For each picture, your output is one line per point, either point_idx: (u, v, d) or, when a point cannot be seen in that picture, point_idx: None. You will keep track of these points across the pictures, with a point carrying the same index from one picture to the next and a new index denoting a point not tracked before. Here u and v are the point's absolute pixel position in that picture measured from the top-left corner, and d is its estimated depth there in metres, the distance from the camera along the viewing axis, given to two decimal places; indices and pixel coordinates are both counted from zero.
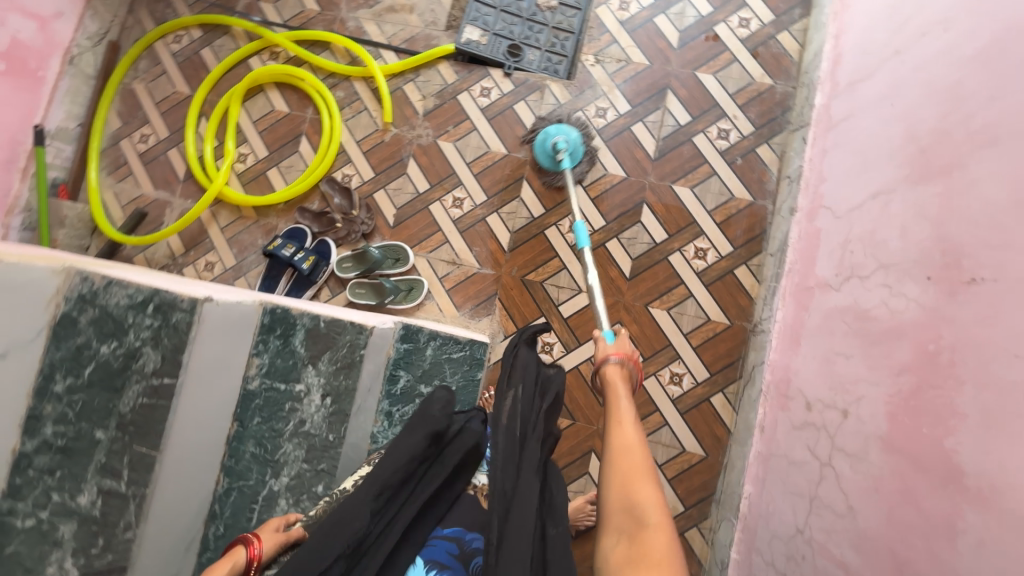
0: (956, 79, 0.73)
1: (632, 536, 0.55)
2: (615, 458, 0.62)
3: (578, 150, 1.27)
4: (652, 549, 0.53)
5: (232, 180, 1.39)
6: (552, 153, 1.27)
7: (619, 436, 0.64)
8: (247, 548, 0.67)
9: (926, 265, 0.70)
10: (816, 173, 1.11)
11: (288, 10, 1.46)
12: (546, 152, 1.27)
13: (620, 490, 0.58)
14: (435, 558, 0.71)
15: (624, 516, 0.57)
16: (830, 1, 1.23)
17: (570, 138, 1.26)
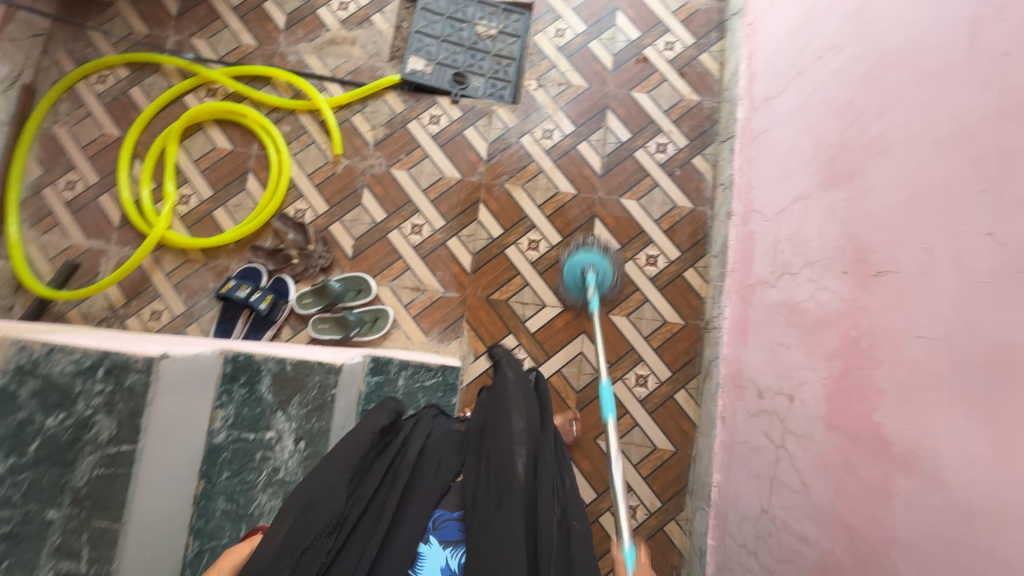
0: (847, 96, 0.84)
1: None
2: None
3: (608, 282, 1.27)
4: None
5: (175, 223, 1.33)
6: (581, 281, 1.26)
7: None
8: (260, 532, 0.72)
9: (842, 261, 0.80)
10: (745, 181, 1.22)
11: (223, 45, 1.43)
12: (575, 279, 1.27)
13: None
14: (448, 537, 0.69)
15: None
16: (740, 25, 1.37)
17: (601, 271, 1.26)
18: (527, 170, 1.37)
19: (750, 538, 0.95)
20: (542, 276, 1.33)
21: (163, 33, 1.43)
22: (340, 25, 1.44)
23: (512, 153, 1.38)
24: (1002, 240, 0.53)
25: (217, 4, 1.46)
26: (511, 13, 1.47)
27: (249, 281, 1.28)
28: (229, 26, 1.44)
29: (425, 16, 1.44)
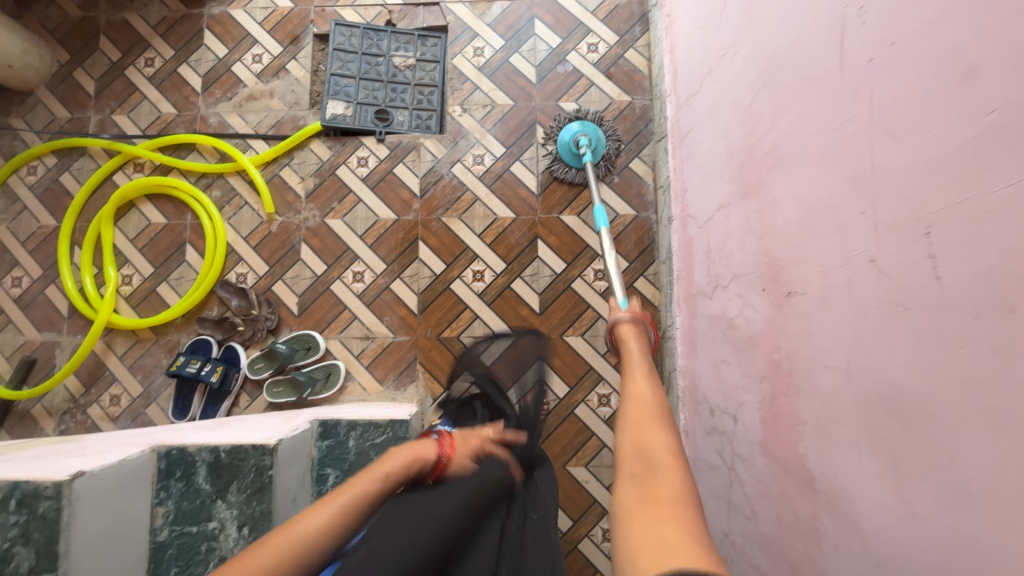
0: (749, 98, 0.79)
1: (640, 479, 0.46)
2: (629, 413, 0.57)
3: (600, 149, 1.29)
4: (661, 490, 0.43)
5: (122, 305, 1.34)
6: (576, 149, 1.28)
7: (636, 387, 0.62)
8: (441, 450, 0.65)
9: (760, 278, 0.75)
10: (679, 183, 1.17)
11: (144, 118, 1.42)
12: (570, 148, 1.28)
13: (632, 440, 0.51)
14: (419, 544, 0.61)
15: (635, 460, 0.48)
16: (660, 17, 1.30)
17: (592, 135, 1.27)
18: (462, 200, 1.34)
19: None
20: (491, 306, 1.30)
21: (84, 114, 1.42)
22: (256, 78, 1.42)
23: (445, 185, 1.35)
24: (882, 269, 0.49)
25: (133, 76, 1.44)
26: (426, 38, 1.42)
27: (199, 353, 1.28)
28: (147, 97, 1.43)
29: (338, 56, 1.40)
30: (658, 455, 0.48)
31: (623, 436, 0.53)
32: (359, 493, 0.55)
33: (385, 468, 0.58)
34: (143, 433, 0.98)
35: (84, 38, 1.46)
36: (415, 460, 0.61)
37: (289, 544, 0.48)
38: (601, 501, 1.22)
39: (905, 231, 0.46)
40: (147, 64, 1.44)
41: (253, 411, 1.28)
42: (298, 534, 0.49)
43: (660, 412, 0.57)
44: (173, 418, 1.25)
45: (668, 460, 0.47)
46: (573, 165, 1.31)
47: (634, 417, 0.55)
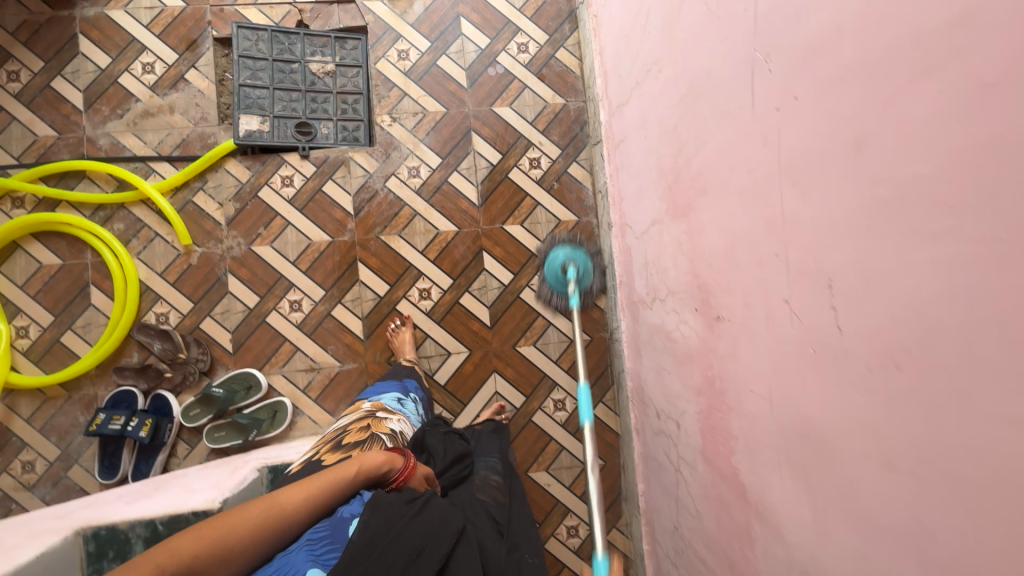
0: (673, 120, 0.80)
1: None
2: None
3: (587, 281, 1.25)
4: None
5: (21, 362, 1.19)
6: (564, 277, 1.24)
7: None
8: (405, 461, 0.78)
9: (692, 298, 0.79)
10: (616, 190, 1.18)
11: (17, 143, 1.22)
12: (558, 275, 1.25)
13: None
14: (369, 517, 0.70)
15: None
16: (588, 16, 1.28)
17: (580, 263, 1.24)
18: (400, 215, 1.28)
19: (671, 551, 0.99)
20: (440, 324, 1.28)
21: None
22: (150, 91, 1.26)
23: (380, 201, 1.28)
24: (795, 310, 0.53)
25: None
26: (345, 41, 1.32)
27: (123, 407, 1.17)
28: (17, 118, 1.23)
29: (245, 64, 1.26)
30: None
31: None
32: (327, 482, 0.69)
33: (360, 463, 0.73)
34: (67, 510, 0.90)
35: None
36: (385, 463, 0.76)
37: (271, 510, 0.64)
38: (563, 500, 1.26)
39: (812, 280, 0.49)
40: (10, 78, 1.23)
41: (194, 459, 1.20)
42: (278, 506, 0.65)
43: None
44: (101, 479, 1.15)
45: None
46: (558, 295, 1.26)
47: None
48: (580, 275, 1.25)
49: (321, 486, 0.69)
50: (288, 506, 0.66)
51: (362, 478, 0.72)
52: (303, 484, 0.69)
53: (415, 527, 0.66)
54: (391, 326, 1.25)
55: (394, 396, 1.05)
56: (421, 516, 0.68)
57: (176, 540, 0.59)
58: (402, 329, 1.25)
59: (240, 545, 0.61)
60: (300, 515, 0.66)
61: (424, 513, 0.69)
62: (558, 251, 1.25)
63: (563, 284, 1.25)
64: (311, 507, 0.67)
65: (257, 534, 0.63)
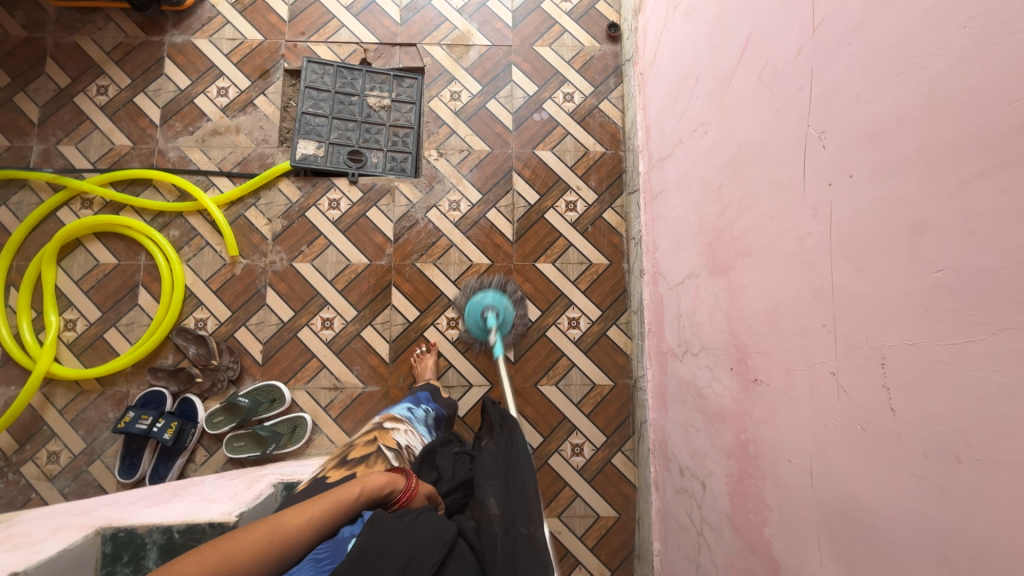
0: (718, 179, 0.83)
1: None
2: None
3: (509, 321, 1.26)
4: None
5: (64, 353, 1.24)
6: (484, 324, 1.24)
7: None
8: (405, 481, 0.76)
9: (728, 357, 0.78)
10: (651, 239, 1.20)
11: (95, 150, 1.33)
12: (479, 322, 1.25)
13: None
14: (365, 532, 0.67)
15: None
16: (634, 72, 1.34)
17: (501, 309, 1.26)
18: (437, 245, 1.33)
19: None
20: (465, 356, 1.29)
21: (26, 142, 1.32)
22: (221, 112, 1.36)
23: (420, 231, 1.33)
24: (843, 383, 0.52)
25: (82, 103, 1.35)
26: (402, 79, 1.41)
27: (151, 406, 1.20)
28: (99, 127, 1.34)
29: (310, 94, 1.36)
30: None
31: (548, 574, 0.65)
32: (330, 505, 0.67)
33: (363, 484, 0.71)
34: (91, 507, 0.92)
35: (28, 60, 1.36)
36: (388, 484, 0.74)
37: (274, 533, 0.61)
38: (573, 551, 1.22)
39: (863, 357, 0.49)
40: (99, 92, 1.35)
41: (211, 466, 1.21)
42: (280, 528, 0.62)
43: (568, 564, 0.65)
44: (120, 477, 1.17)
45: None
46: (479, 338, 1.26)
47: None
48: (501, 321, 1.25)
49: (325, 508, 0.66)
50: (293, 527, 0.63)
51: (364, 499, 0.70)
52: (306, 505, 0.66)
53: (406, 537, 0.63)
54: (416, 351, 1.25)
55: (404, 407, 1.06)
56: (411, 526, 0.65)
57: (178, 564, 0.54)
58: (427, 355, 1.25)
59: (244, 571, 0.58)
60: (304, 537, 0.63)
61: (416, 522, 0.66)
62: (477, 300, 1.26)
63: (484, 330, 1.25)
64: (315, 529, 0.65)
65: (259, 559, 0.59)
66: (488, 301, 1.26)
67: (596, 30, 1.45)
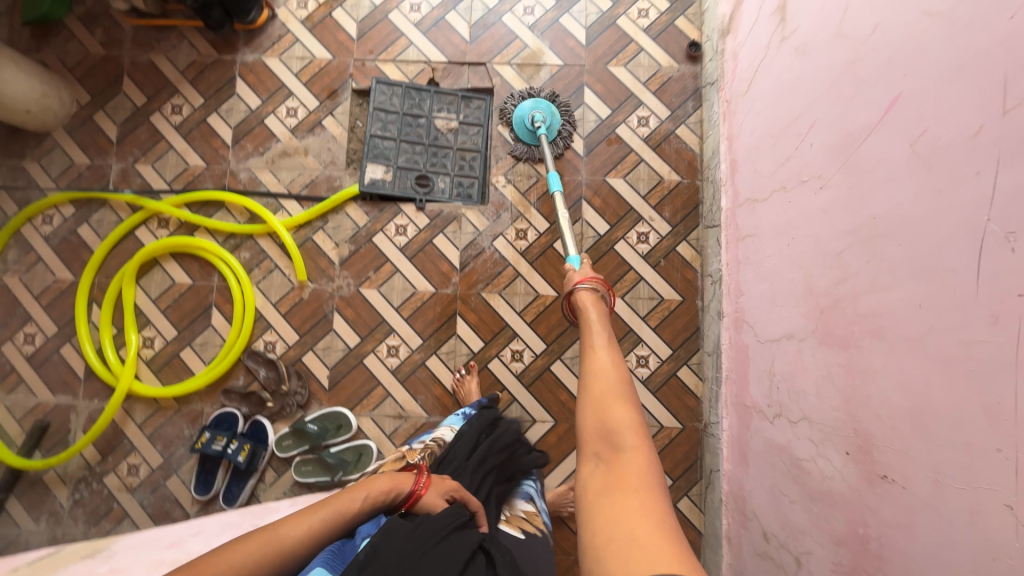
0: (838, 245, 0.76)
1: (608, 459, 0.57)
2: (593, 389, 0.65)
3: (556, 126, 1.31)
4: (628, 468, 0.55)
5: (142, 370, 1.28)
6: (530, 126, 1.30)
7: (594, 362, 0.70)
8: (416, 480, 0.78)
9: (843, 440, 0.73)
10: (733, 281, 1.14)
11: (170, 170, 1.35)
12: (525, 125, 1.31)
13: (598, 416, 0.61)
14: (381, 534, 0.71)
15: (600, 439, 0.59)
16: (717, 98, 1.26)
17: (546, 111, 1.30)
18: (503, 275, 1.30)
19: None
20: (529, 390, 1.26)
21: (105, 161, 1.35)
22: (290, 133, 1.36)
23: (486, 259, 1.30)
24: None
25: (158, 123, 1.37)
26: (471, 100, 1.37)
27: (225, 427, 1.23)
28: (174, 146, 1.36)
29: (378, 116, 1.34)
30: (618, 426, 0.60)
31: (586, 405, 0.64)
32: (331, 513, 0.70)
33: (367, 490, 0.73)
34: (177, 537, 0.94)
35: (107, 79, 1.39)
36: (392, 489, 0.75)
37: (271, 542, 0.64)
38: None
39: None
40: (174, 111, 1.37)
41: (279, 488, 1.23)
42: (277, 541, 0.64)
43: (621, 387, 0.66)
44: (195, 494, 1.21)
45: (633, 441, 0.58)
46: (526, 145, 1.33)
47: (598, 397, 0.64)
48: (548, 126, 1.30)
49: (325, 518, 0.69)
50: (290, 540, 0.65)
51: (368, 506, 0.72)
52: (305, 515, 0.69)
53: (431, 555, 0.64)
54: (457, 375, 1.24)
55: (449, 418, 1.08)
56: (437, 547, 0.65)
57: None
58: (469, 378, 1.23)
59: None
60: (302, 551, 0.65)
61: (440, 545, 0.66)
62: (521, 106, 1.32)
63: (533, 136, 1.31)
64: (313, 538, 0.67)
65: (255, 571, 0.61)
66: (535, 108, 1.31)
67: (675, 48, 1.37)
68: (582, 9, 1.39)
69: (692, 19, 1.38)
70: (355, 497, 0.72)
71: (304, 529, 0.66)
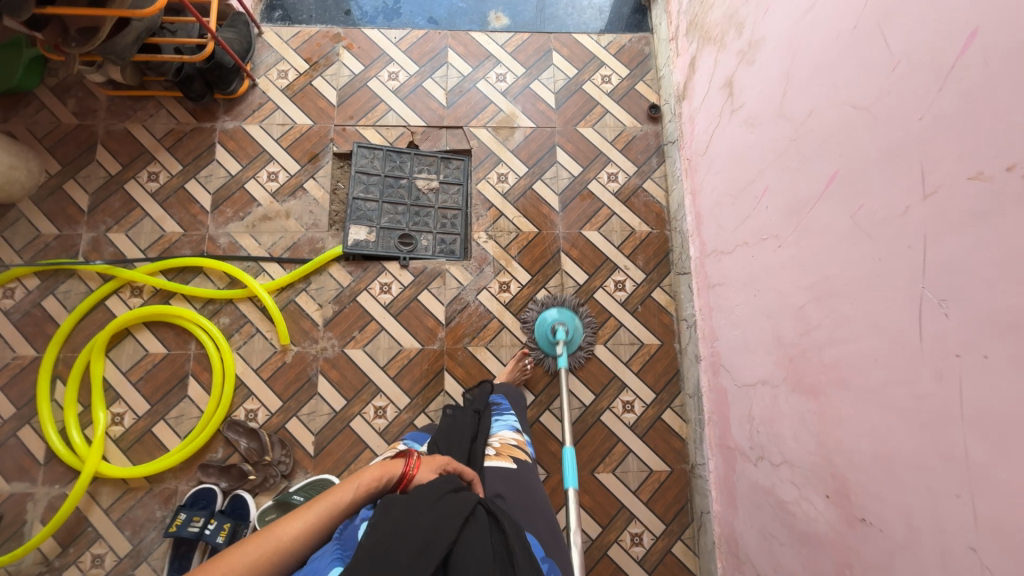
0: (799, 299, 0.84)
1: None
2: None
3: (577, 341, 1.30)
4: None
5: (110, 448, 1.21)
6: (553, 336, 1.28)
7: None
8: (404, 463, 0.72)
9: (823, 483, 0.77)
10: (707, 326, 1.20)
11: (145, 237, 1.33)
12: (547, 335, 1.29)
13: None
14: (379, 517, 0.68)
15: None
16: (678, 155, 1.37)
17: (570, 327, 1.29)
18: (489, 327, 1.33)
19: None
20: None
21: (75, 230, 1.32)
22: (271, 197, 1.37)
23: (471, 313, 1.33)
24: (985, 560, 0.52)
25: (133, 191, 1.35)
26: (450, 161, 1.43)
27: (201, 505, 1.15)
28: (149, 214, 1.34)
29: (360, 179, 1.38)
30: None
31: None
32: (324, 508, 0.62)
33: (358, 481, 0.65)
34: None
35: (78, 148, 1.37)
36: (383, 475, 0.68)
37: (266, 546, 0.56)
38: None
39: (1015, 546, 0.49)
40: (150, 179, 1.36)
41: None
42: (274, 543, 0.57)
43: None
44: None
45: None
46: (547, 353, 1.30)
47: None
48: (569, 338, 1.29)
49: (318, 512, 0.62)
50: (287, 538, 0.58)
51: (362, 496, 0.65)
52: (299, 511, 0.61)
53: (427, 516, 0.60)
54: None
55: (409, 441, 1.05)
56: (432, 507, 0.61)
57: None
58: None
59: None
60: (299, 550, 0.59)
61: (436, 506, 0.62)
62: (546, 315, 1.31)
63: (551, 345, 1.29)
64: (311, 537, 0.60)
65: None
66: (556, 317, 1.30)
67: (636, 110, 1.49)
68: (550, 75, 1.50)
69: (650, 84, 1.51)
70: (347, 491, 0.64)
71: (304, 524, 0.60)
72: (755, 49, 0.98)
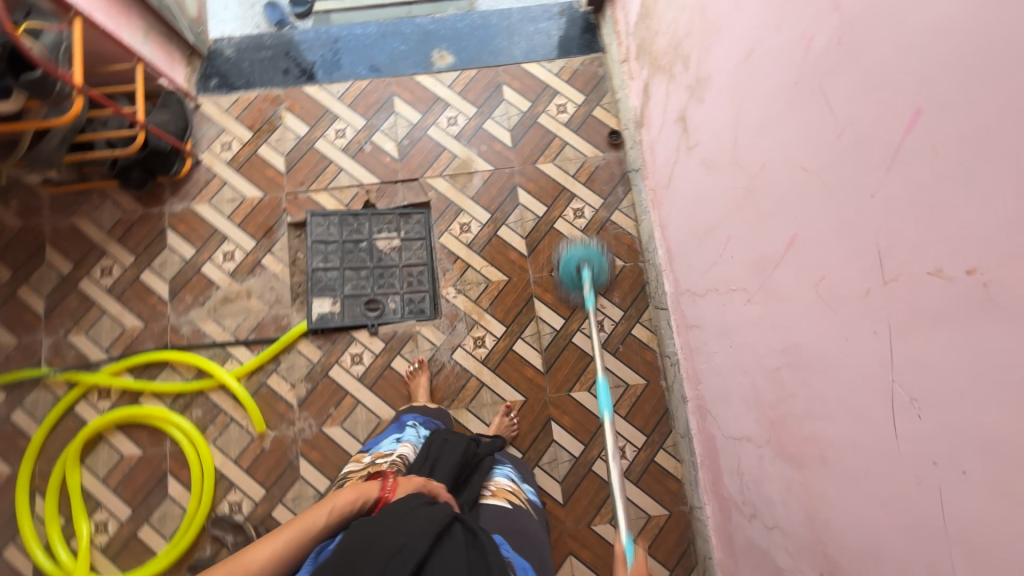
0: (773, 362, 0.79)
1: None
2: None
3: (602, 278, 1.24)
4: None
5: (97, 558, 1.19)
6: (578, 276, 1.24)
7: None
8: (381, 486, 0.73)
9: (815, 560, 0.73)
10: (691, 367, 1.16)
11: (106, 335, 1.29)
12: (573, 274, 1.24)
13: None
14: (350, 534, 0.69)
15: None
16: (643, 184, 1.32)
17: (595, 260, 1.23)
18: (467, 388, 1.29)
19: None
20: None
21: (35, 337, 1.29)
22: (229, 278, 1.33)
23: (447, 374, 1.29)
24: None
25: (88, 289, 1.32)
26: (409, 216, 1.38)
27: None
28: (107, 311, 1.30)
29: (318, 249, 1.33)
30: None
31: None
32: (298, 531, 0.64)
33: (330, 505, 0.67)
34: None
35: (27, 251, 1.33)
36: (357, 500, 0.70)
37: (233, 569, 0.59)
38: None
39: None
40: (104, 273, 1.32)
41: None
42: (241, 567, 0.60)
43: None
44: None
45: None
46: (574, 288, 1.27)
47: None
48: (596, 274, 1.23)
49: (288, 537, 0.64)
50: (254, 565, 0.60)
51: (334, 520, 0.67)
52: (269, 537, 0.64)
53: (401, 525, 0.63)
54: None
55: (391, 439, 1.00)
56: (403, 518, 0.64)
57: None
58: None
59: None
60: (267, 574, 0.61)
61: (410, 514, 0.66)
62: (573, 249, 1.23)
63: (578, 285, 1.25)
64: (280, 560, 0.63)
65: None
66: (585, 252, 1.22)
67: (597, 138, 1.42)
68: (503, 112, 1.44)
69: (608, 108, 1.44)
70: (320, 513, 0.66)
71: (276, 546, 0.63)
72: (703, 86, 0.91)
